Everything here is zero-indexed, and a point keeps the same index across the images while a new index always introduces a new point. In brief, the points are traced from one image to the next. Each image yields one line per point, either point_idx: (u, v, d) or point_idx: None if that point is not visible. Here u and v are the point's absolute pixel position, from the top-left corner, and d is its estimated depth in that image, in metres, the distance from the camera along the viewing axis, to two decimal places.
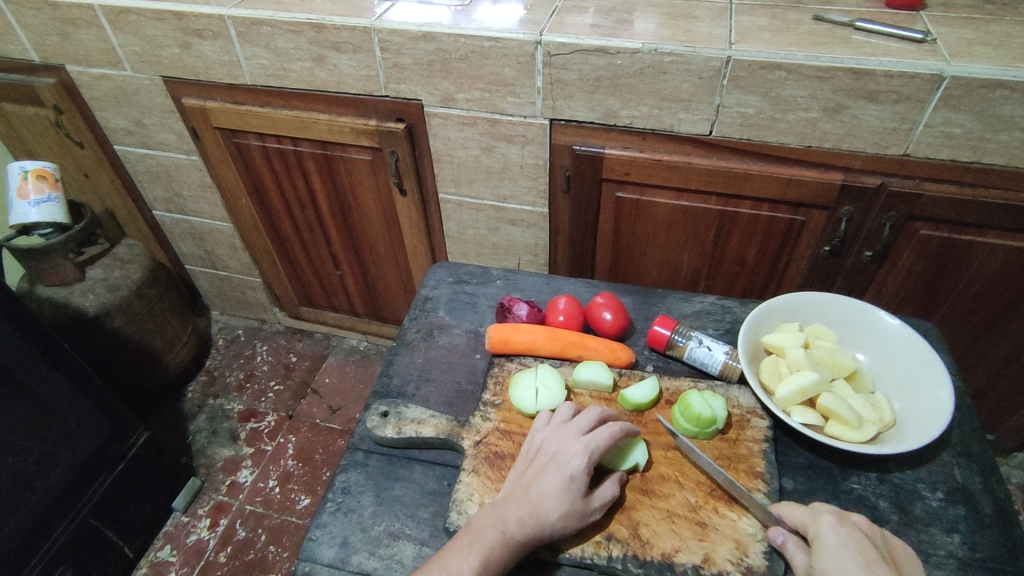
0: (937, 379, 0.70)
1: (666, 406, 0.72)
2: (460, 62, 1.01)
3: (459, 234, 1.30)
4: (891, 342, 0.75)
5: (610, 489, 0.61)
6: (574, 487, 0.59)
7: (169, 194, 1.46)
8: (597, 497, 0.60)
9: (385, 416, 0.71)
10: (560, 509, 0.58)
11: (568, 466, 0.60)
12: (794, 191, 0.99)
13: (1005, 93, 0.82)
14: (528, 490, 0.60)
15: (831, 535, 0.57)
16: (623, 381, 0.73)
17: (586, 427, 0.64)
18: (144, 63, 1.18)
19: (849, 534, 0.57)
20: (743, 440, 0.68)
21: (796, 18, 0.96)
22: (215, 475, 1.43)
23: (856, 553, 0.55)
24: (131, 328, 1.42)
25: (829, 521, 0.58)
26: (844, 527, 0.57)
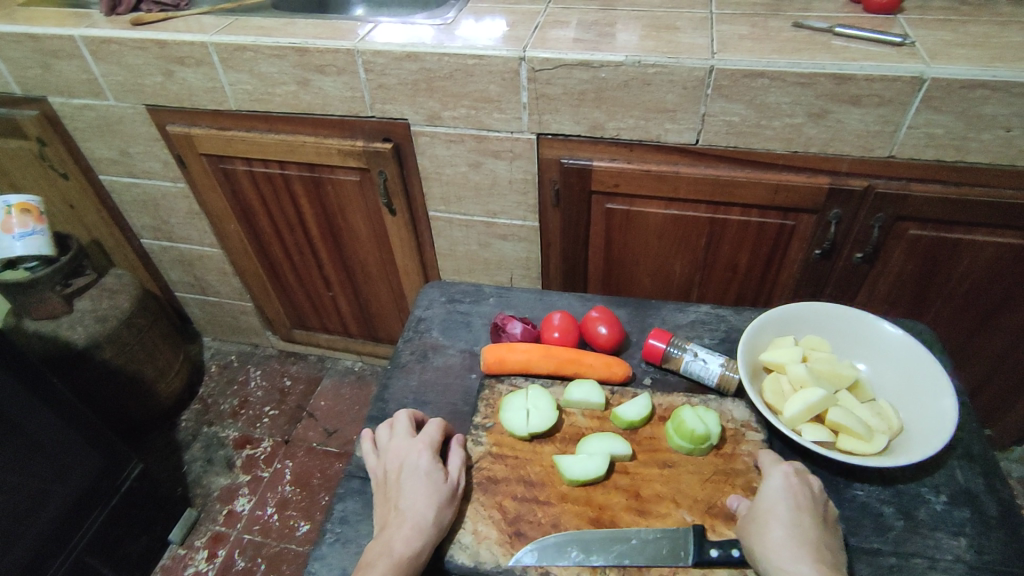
0: (938, 387, 0.70)
1: (659, 422, 0.71)
2: (445, 80, 1.01)
3: (451, 251, 1.30)
4: (889, 350, 0.75)
5: (459, 461, 0.67)
6: (433, 478, 0.64)
7: (157, 222, 1.45)
8: (454, 473, 0.66)
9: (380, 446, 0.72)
10: (433, 502, 0.62)
11: (419, 466, 0.65)
12: (783, 196, 1.00)
13: (986, 92, 0.83)
14: (397, 507, 0.63)
15: (780, 481, 0.61)
16: (615, 399, 0.73)
17: (409, 429, 0.70)
18: (127, 93, 1.18)
19: (795, 485, 0.61)
20: (739, 454, 0.68)
21: (776, 26, 0.97)
22: (212, 506, 1.41)
23: (793, 503, 0.59)
24: (122, 359, 1.40)
25: (786, 468, 0.62)
26: (795, 477, 0.61)
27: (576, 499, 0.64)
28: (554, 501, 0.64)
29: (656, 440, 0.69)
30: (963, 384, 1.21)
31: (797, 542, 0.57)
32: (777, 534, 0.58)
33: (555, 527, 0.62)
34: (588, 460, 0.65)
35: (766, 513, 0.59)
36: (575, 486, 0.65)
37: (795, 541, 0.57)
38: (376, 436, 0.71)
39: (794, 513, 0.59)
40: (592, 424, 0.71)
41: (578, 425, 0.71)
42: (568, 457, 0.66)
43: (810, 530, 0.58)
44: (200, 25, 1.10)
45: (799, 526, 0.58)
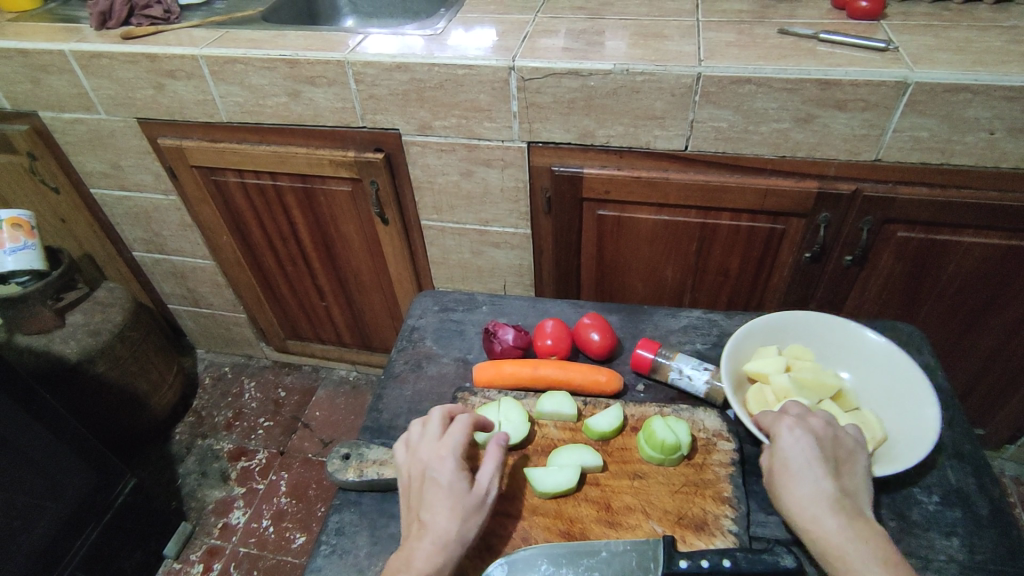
0: (923, 396, 0.70)
1: (631, 432, 0.68)
2: (435, 90, 1.01)
3: (444, 259, 1.30)
4: (874, 359, 0.75)
5: (490, 469, 0.61)
6: (456, 492, 0.59)
7: (149, 234, 1.45)
8: (483, 483, 0.60)
9: (346, 459, 0.67)
10: (456, 517, 0.57)
11: (443, 477, 0.60)
12: (773, 201, 1.01)
13: (968, 96, 0.84)
14: (419, 518, 0.58)
15: (786, 440, 0.60)
16: (587, 410, 0.71)
17: (439, 428, 0.64)
18: (118, 106, 1.18)
19: (801, 438, 0.60)
20: (710, 464, 0.65)
21: (762, 33, 0.99)
22: (207, 519, 1.40)
23: (804, 458, 0.59)
24: (115, 373, 1.39)
25: (788, 424, 0.62)
26: (799, 431, 0.61)
27: (547, 512, 0.62)
28: (524, 514, 0.62)
29: (628, 450, 0.67)
30: (954, 384, 1.22)
31: (816, 499, 0.57)
32: (797, 495, 0.58)
33: (524, 541, 0.60)
34: (559, 473, 0.63)
35: (782, 476, 0.59)
36: (545, 498, 0.63)
37: (816, 498, 0.57)
38: (404, 435, 0.65)
39: (807, 470, 0.58)
40: (564, 435, 0.68)
41: (550, 436, 0.68)
42: (538, 469, 0.64)
43: (826, 479, 0.58)
44: (190, 38, 1.10)
45: (814, 480, 0.58)
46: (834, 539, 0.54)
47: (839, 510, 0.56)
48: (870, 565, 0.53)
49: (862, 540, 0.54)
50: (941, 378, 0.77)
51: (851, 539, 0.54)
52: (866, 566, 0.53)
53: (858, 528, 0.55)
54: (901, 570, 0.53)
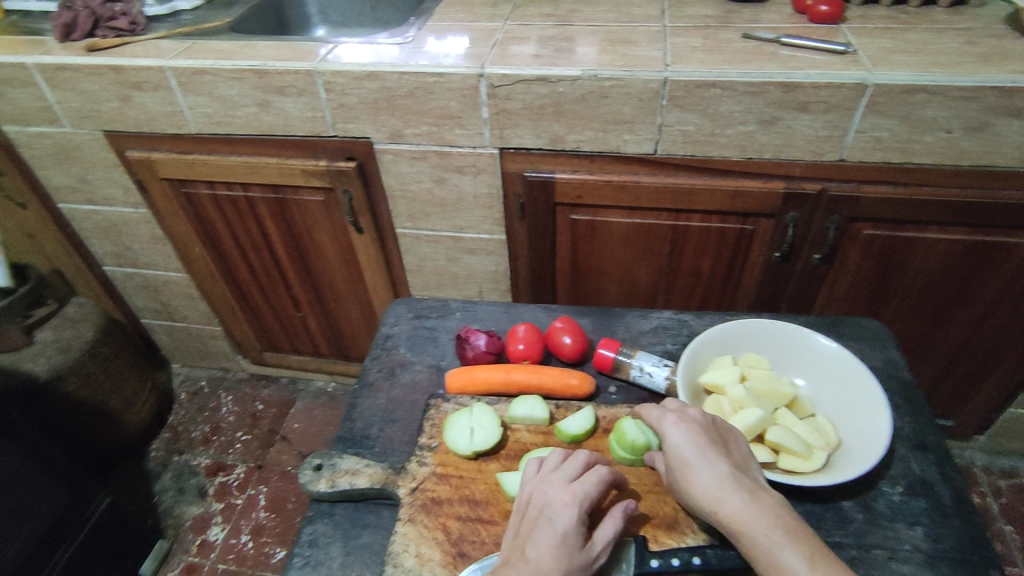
0: (874, 403, 0.68)
1: (603, 434, 0.69)
2: (405, 98, 1.01)
3: (420, 267, 1.30)
4: (827, 366, 0.74)
5: (611, 530, 0.57)
6: (569, 542, 0.55)
7: (119, 248, 1.42)
8: (597, 543, 0.56)
9: (319, 469, 0.67)
10: (560, 569, 0.54)
11: (560, 521, 0.56)
12: (742, 202, 1.02)
13: (925, 96, 0.87)
14: (522, 550, 0.56)
15: (674, 433, 0.60)
16: (559, 413, 0.71)
17: (577, 468, 0.60)
18: (84, 119, 1.16)
19: (688, 429, 0.60)
20: None
21: (726, 37, 1.00)
22: (184, 536, 1.37)
23: (695, 447, 0.59)
24: (87, 390, 1.37)
25: (671, 420, 0.62)
26: (684, 423, 0.61)
27: None
28: (497, 519, 0.62)
29: (600, 452, 0.67)
30: (923, 378, 1.24)
31: (716, 484, 0.57)
32: (699, 484, 0.57)
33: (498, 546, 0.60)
34: None
35: (680, 470, 0.59)
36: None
37: (716, 484, 0.57)
38: (539, 461, 0.62)
39: (700, 458, 0.58)
40: (537, 439, 0.69)
41: (522, 440, 0.69)
42: (511, 473, 0.64)
43: (719, 462, 0.58)
44: (157, 49, 1.09)
45: (710, 465, 0.58)
46: (740, 518, 0.54)
47: (739, 488, 0.56)
48: (776, 535, 0.53)
49: (765, 513, 0.54)
50: (905, 372, 0.79)
51: (754, 515, 0.54)
52: (774, 538, 0.53)
53: (759, 502, 0.55)
54: (802, 532, 0.53)
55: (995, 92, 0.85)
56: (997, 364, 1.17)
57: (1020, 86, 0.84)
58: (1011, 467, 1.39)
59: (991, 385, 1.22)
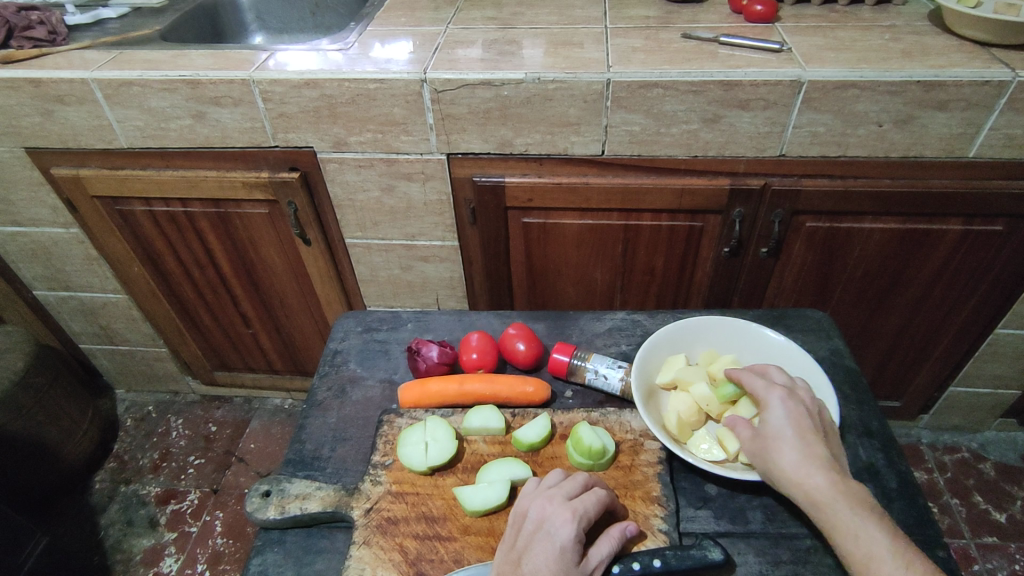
0: (822, 393, 0.70)
1: (560, 441, 0.68)
2: (347, 106, 0.99)
3: (373, 277, 1.27)
4: (777, 359, 0.75)
5: (607, 550, 0.56)
6: (568, 558, 0.54)
7: (50, 271, 1.35)
8: (593, 561, 0.56)
9: (267, 496, 0.64)
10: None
11: (560, 535, 0.55)
12: (689, 199, 1.03)
13: (856, 91, 0.89)
14: (519, 563, 0.55)
15: (778, 407, 0.61)
16: (516, 422, 0.70)
17: (578, 486, 0.60)
18: (3, 136, 1.09)
19: (793, 406, 0.61)
20: (638, 465, 0.66)
21: (667, 38, 1.01)
22: (135, 570, 1.30)
23: (797, 425, 0.60)
24: (20, 423, 1.28)
25: (779, 394, 0.62)
26: (792, 401, 0.62)
27: (479, 531, 0.61)
28: (455, 535, 0.60)
29: (558, 459, 0.67)
30: (870, 362, 1.28)
31: (811, 462, 0.58)
32: (790, 457, 0.58)
33: (457, 563, 0.58)
34: (488, 489, 0.62)
35: (773, 441, 0.60)
36: (477, 517, 0.61)
37: (809, 461, 0.58)
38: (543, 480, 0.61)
39: (800, 436, 0.59)
40: (493, 450, 0.68)
41: (478, 452, 0.67)
42: (468, 487, 0.63)
43: (820, 444, 0.59)
44: (80, 60, 1.04)
45: (807, 445, 0.59)
46: (826, 492, 0.56)
47: (830, 467, 0.57)
48: (859, 515, 0.55)
49: (853, 494, 0.56)
50: (850, 360, 0.81)
51: (843, 493, 0.56)
52: (855, 516, 0.55)
53: (848, 484, 0.57)
54: (881, 520, 0.55)
55: (919, 86, 0.88)
56: (936, 346, 1.23)
57: (942, 79, 0.87)
58: (954, 443, 1.45)
59: (931, 366, 1.27)
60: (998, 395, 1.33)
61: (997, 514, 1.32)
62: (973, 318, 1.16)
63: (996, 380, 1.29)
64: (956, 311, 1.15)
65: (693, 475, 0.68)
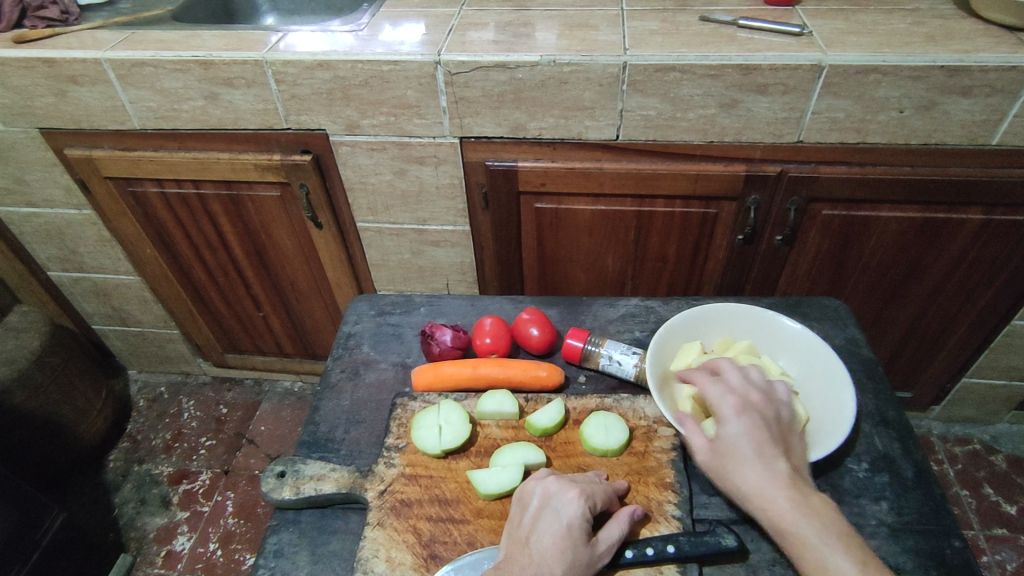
0: (839, 383, 0.69)
1: (574, 426, 0.68)
2: (360, 88, 0.98)
3: (384, 261, 1.27)
4: (794, 347, 0.74)
5: (617, 530, 0.57)
6: (574, 534, 0.55)
7: (64, 252, 1.35)
8: (602, 540, 0.56)
9: (281, 476, 0.65)
10: (564, 562, 0.54)
11: (566, 512, 0.56)
12: (704, 185, 1.02)
13: (878, 77, 0.88)
14: (527, 542, 0.55)
15: (733, 423, 0.59)
16: (529, 406, 0.70)
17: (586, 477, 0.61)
18: (16, 116, 1.09)
19: (749, 420, 0.59)
20: (651, 452, 0.66)
21: (685, 20, 1.00)
22: (148, 548, 1.32)
23: (752, 442, 0.58)
24: (35, 402, 1.30)
25: (732, 407, 0.60)
26: (745, 413, 0.60)
27: (493, 514, 0.61)
28: (469, 518, 0.61)
29: (572, 444, 0.67)
30: (883, 352, 1.27)
31: (768, 481, 0.57)
32: (747, 478, 0.57)
33: (470, 546, 0.59)
34: (502, 473, 0.63)
35: (731, 462, 0.58)
36: (490, 500, 0.62)
37: (767, 481, 0.57)
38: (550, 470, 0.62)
39: (756, 453, 0.58)
40: (506, 434, 0.68)
41: (492, 436, 0.68)
42: (481, 471, 0.63)
43: (776, 459, 0.58)
44: (93, 40, 1.03)
45: (764, 462, 0.57)
46: (789, 517, 0.55)
47: (790, 487, 0.56)
48: (825, 537, 0.54)
49: (816, 516, 0.55)
50: (866, 350, 0.80)
51: (805, 516, 0.54)
52: (820, 541, 0.53)
53: (811, 504, 0.55)
54: (853, 540, 0.54)
55: (943, 72, 0.86)
56: (949, 337, 1.22)
57: (966, 64, 0.85)
58: (965, 435, 1.44)
59: (944, 357, 1.26)
60: (1011, 387, 1.32)
61: (1007, 506, 1.31)
62: (988, 309, 1.14)
63: (1011, 372, 1.28)
64: (972, 301, 1.14)
65: None
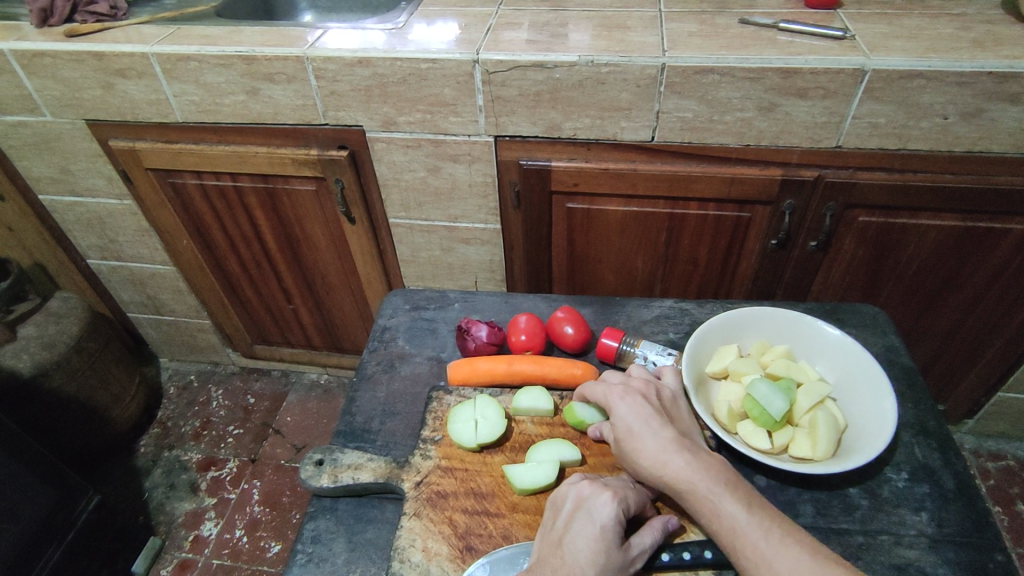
0: (879, 390, 0.68)
1: None
2: (398, 85, 0.99)
3: (414, 257, 1.28)
4: (833, 353, 0.73)
5: (650, 536, 0.56)
6: (607, 537, 0.55)
7: (104, 241, 1.39)
8: (635, 545, 0.56)
9: (320, 464, 0.66)
10: (597, 564, 0.53)
11: (600, 515, 0.55)
12: (739, 189, 1.02)
13: (922, 82, 0.86)
14: (559, 545, 0.55)
15: (619, 406, 0.62)
16: (564, 404, 0.70)
17: (618, 481, 0.61)
18: (65, 108, 1.13)
19: (634, 399, 0.63)
20: None
21: (724, 23, 0.99)
22: (177, 532, 1.35)
23: (640, 417, 0.61)
24: (72, 387, 1.33)
25: (616, 392, 0.63)
26: (630, 395, 0.63)
27: (527, 509, 0.61)
28: (504, 512, 0.61)
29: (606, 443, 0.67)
30: (916, 361, 1.25)
31: (661, 448, 0.59)
32: (646, 450, 0.59)
33: (506, 539, 0.59)
34: (536, 469, 0.63)
35: (626, 439, 0.60)
36: (525, 495, 0.62)
37: (659, 448, 0.59)
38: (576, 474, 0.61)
39: (645, 426, 0.60)
40: (541, 431, 0.68)
41: (527, 432, 0.68)
42: (516, 466, 0.64)
43: (664, 429, 0.60)
44: (139, 35, 1.06)
45: (654, 432, 0.60)
46: (685, 477, 0.57)
47: (681, 449, 0.58)
48: (718, 491, 0.56)
49: (711, 470, 0.57)
50: (905, 358, 0.79)
51: (701, 473, 0.57)
52: (717, 496, 0.55)
53: (703, 462, 0.58)
54: (743, 490, 0.57)
55: (991, 78, 0.85)
56: (987, 349, 1.19)
57: (1016, 71, 0.84)
58: (998, 450, 1.41)
59: (980, 369, 1.23)
60: None
61: None
62: None
63: None
64: (1011, 314, 1.11)
65: (742, 465, 0.68)
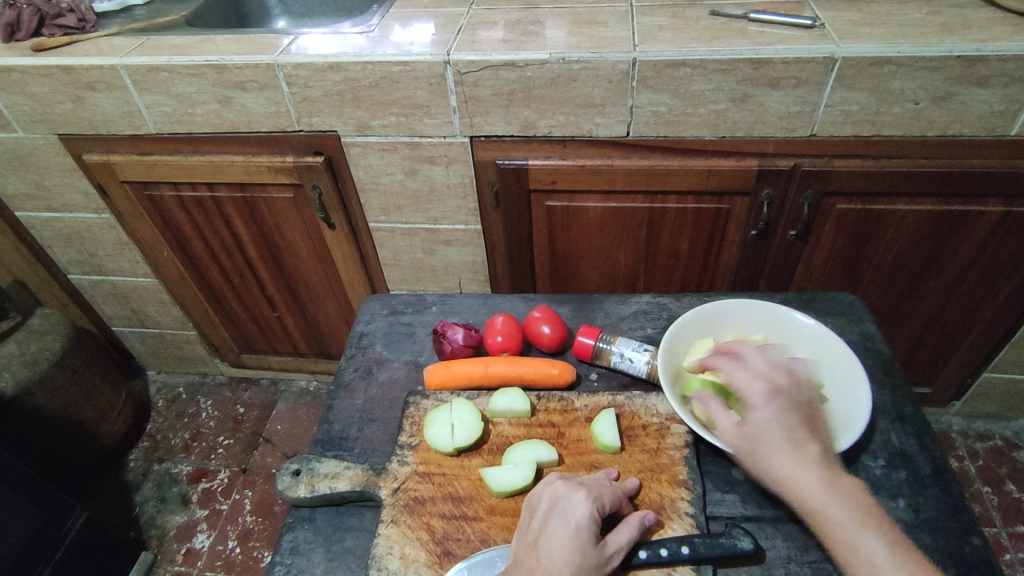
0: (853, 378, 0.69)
1: (585, 423, 0.68)
2: (371, 89, 0.99)
3: (396, 261, 1.28)
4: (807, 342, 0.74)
5: (626, 533, 0.56)
6: (582, 536, 0.55)
7: (83, 255, 1.38)
8: (612, 543, 0.56)
9: (297, 475, 0.65)
10: (573, 564, 0.53)
11: (574, 514, 0.56)
12: (716, 181, 1.02)
13: (892, 67, 0.86)
14: (534, 546, 0.55)
15: (761, 409, 0.60)
16: (542, 404, 0.70)
17: (594, 479, 0.61)
18: (36, 123, 1.12)
19: (778, 405, 0.60)
20: (664, 449, 0.66)
21: (695, 15, 0.99)
22: (169, 546, 1.35)
23: (781, 428, 0.59)
24: (57, 404, 1.32)
25: (761, 391, 0.61)
26: (775, 399, 0.60)
27: (505, 511, 0.61)
28: (482, 515, 0.61)
29: (584, 441, 0.67)
30: (900, 346, 1.26)
31: (802, 463, 0.57)
32: (780, 462, 0.57)
33: (483, 543, 0.59)
34: (514, 470, 0.63)
35: (761, 444, 0.59)
36: (503, 497, 0.62)
37: (797, 464, 0.57)
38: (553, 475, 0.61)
39: (786, 437, 0.58)
40: (518, 432, 0.68)
41: (504, 434, 0.68)
42: (493, 468, 0.64)
43: (808, 446, 0.58)
44: (108, 47, 1.05)
45: (796, 447, 0.58)
46: (823, 501, 0.55)
47: (822, 470, 0.57)
48: (857, 523, 0.54)
49: (848, 500, 0.55)
50: (882, 345, 0.79)
51: (838, 499, 0.55)
52: (849, 526, 0.54)
53: (843, 488, 0.56)
54: (879, 522, 0.55)
55: (959, 62, 0.85)
56: (970, 331, 1.19)
57: (984, 54, 0.84)
58: (986, 431, 1.42)
59: (964, 352, 1.24)
60: None
61: None
62: (1009, 303, 1.12)
63: None
64: (991, 295, 1.12)
65: (720, 459, 0.68)
